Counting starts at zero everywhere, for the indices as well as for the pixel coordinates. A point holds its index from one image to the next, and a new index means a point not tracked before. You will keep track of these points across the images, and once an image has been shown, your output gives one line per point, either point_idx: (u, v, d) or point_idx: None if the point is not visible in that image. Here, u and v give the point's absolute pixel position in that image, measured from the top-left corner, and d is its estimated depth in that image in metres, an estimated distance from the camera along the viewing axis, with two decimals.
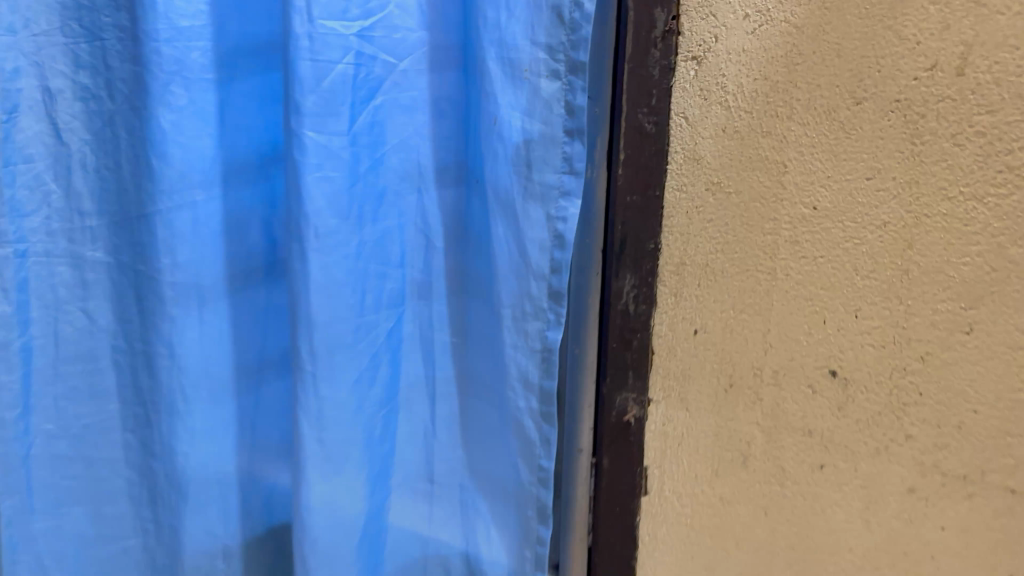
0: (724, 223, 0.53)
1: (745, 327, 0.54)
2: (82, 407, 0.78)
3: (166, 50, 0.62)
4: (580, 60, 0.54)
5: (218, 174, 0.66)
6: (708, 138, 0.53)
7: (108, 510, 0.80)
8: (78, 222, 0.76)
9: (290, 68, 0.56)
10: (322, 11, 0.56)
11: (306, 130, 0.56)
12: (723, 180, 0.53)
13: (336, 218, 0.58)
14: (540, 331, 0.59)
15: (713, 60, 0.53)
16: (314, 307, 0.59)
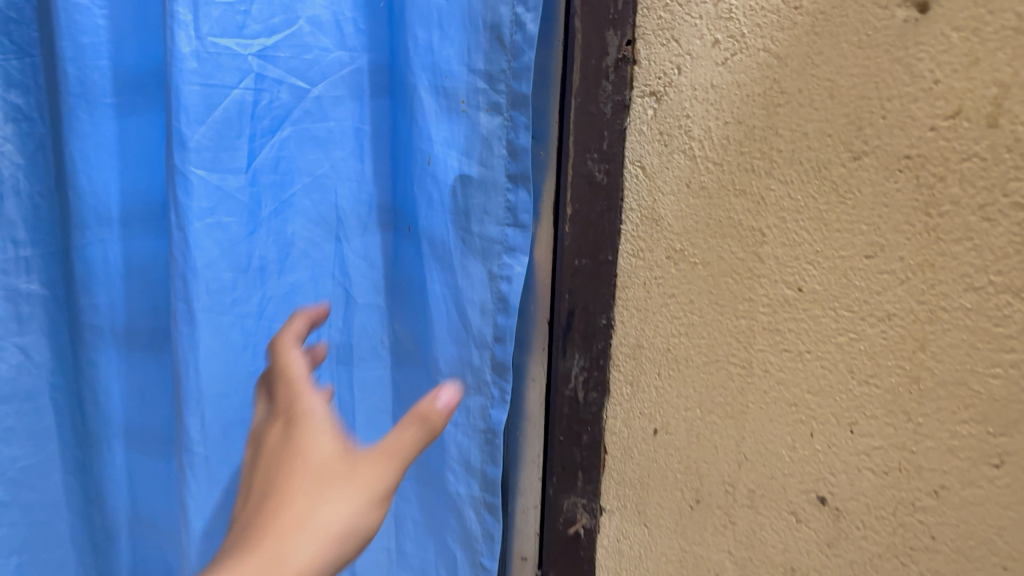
0: (689, 300, 0.42)
1: (716, 433, 0.42)
2: (16, 450, 0.62)
3: (70, 70, 0.53)
4: (522, 93, 0.44)
5: (118, 216, 0.57)
6: (669, 193, 0.42)
7: (46, 557, 0.65)
8: (9, 252, 0.60)
9: (173, 94, 0.46)
10: (212, 27, 0.46)
11: (193, 167, 0.47)
12: (686, 248, 0.42)
13: (231, 271, 0.49)
14: (482, 408, 0.49)
15: (676, 97, 0.41)
16: (203, 379, 0.49)
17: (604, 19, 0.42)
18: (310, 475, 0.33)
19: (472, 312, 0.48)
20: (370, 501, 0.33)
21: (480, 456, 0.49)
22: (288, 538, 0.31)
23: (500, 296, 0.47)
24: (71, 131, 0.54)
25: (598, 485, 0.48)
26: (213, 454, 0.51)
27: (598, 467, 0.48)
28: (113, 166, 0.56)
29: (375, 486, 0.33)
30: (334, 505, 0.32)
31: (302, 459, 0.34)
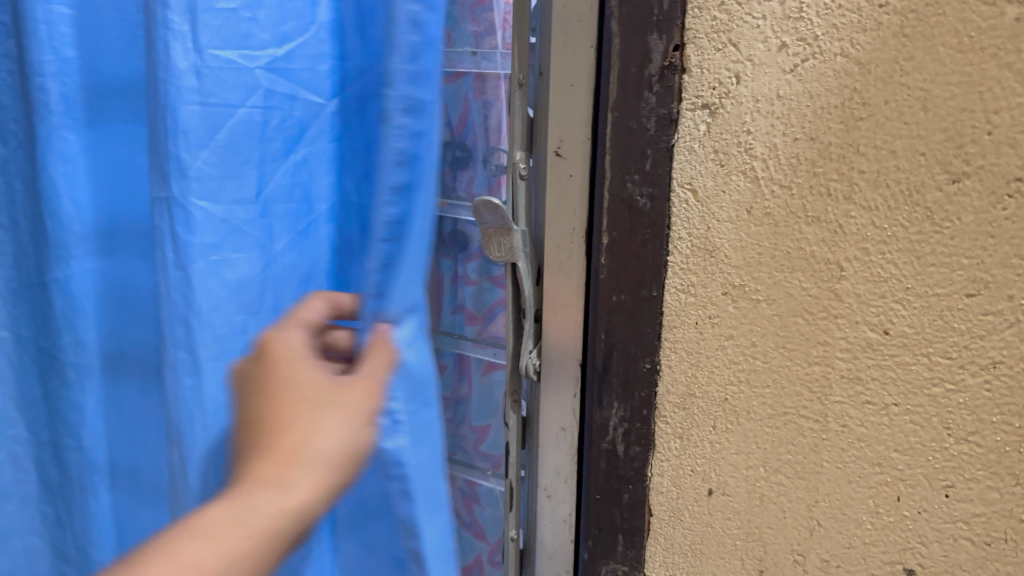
0: (752, 343, 0.36)
1: (782, 496, 0.37)
2: None
3: (52, 87, 0.44)
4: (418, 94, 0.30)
5: (97, 237, 0.48)
6: (726, 219, 0.36)
7: None
8: None
9: (167, 117, 0.38)
10: (213, 37, 0.37)
11: (195, 199, 0.38)
12: (747, 283, 0.36)
13: (241, 317, 0.41)
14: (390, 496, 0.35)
15: (734, 109, 0.35)
16: (215, 444, 0.41)
17: (645, 21, 0.36)
18: (300, 402, 0.30)
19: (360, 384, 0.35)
20: (364, 422, 0.31)
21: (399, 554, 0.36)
22: (290, 463, 0.29)
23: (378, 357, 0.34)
24: (50, 152, 0.45)
25: (641, 551, 0.41)
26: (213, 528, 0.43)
27: (641, 530, 0.41)
28: (85, 185, 0.47)
29: (367, 412, 0.31)
30: (329, 432, 0.30)
31: (287, 386, 0.31)
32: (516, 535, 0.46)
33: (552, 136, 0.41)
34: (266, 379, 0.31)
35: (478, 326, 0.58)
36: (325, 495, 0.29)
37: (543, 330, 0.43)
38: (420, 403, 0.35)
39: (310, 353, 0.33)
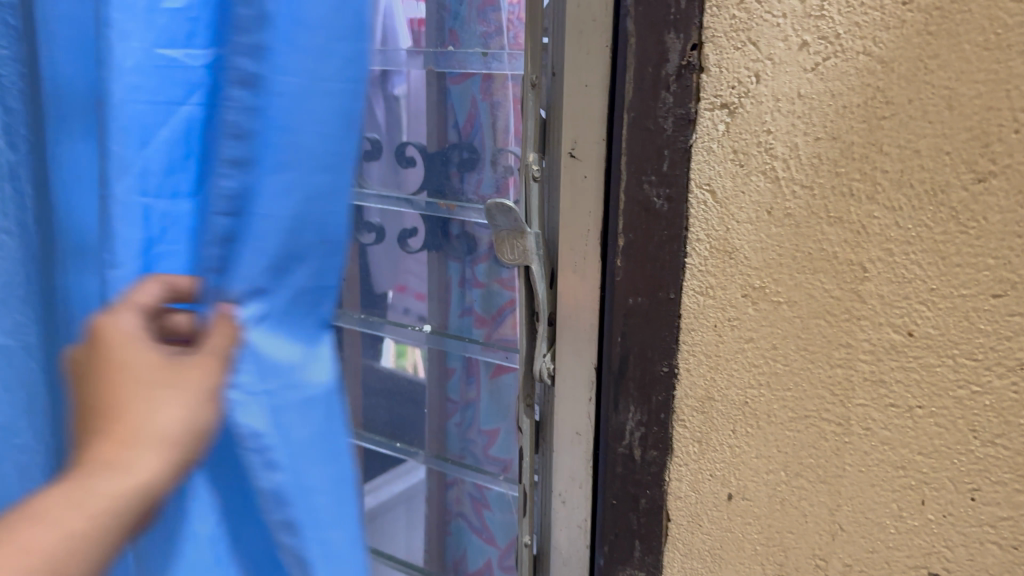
0: (771, 346, 0.36)
1: (804, 501, 0.36)
2: None
3: None
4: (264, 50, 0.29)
5: None
6: (745, 221, 0.35)
7: None
8: None
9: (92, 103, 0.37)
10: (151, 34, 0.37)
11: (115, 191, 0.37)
12: (767, 284, 0.35)
13: None
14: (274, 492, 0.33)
15: (754, 109, 0.34)
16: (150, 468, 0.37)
17: (662, 20, 0.36)
18: (136, 383, 0.29)
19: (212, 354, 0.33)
20: (203, 402, 0.30)
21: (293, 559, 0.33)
22: (128, 445, 0.28)
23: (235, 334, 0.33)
24: None
25: (659, 557, 0.41)
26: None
27: (659, 535, 0.41)
28: None
29: (207, 391, 0.30)
30: (169, 410, 0.29)
31: (119, 371, 0.29)
32: (530, 541, 0.47)
33: (567, 138, 0.40)
34: (94, 366, 0.29)
35: (485, 328, 0.60)
36: (167, 477, 0.28)
37: (557, 334, 0.43)
38: (273, 379, 0.32)
39: (147, 337, 0.30)
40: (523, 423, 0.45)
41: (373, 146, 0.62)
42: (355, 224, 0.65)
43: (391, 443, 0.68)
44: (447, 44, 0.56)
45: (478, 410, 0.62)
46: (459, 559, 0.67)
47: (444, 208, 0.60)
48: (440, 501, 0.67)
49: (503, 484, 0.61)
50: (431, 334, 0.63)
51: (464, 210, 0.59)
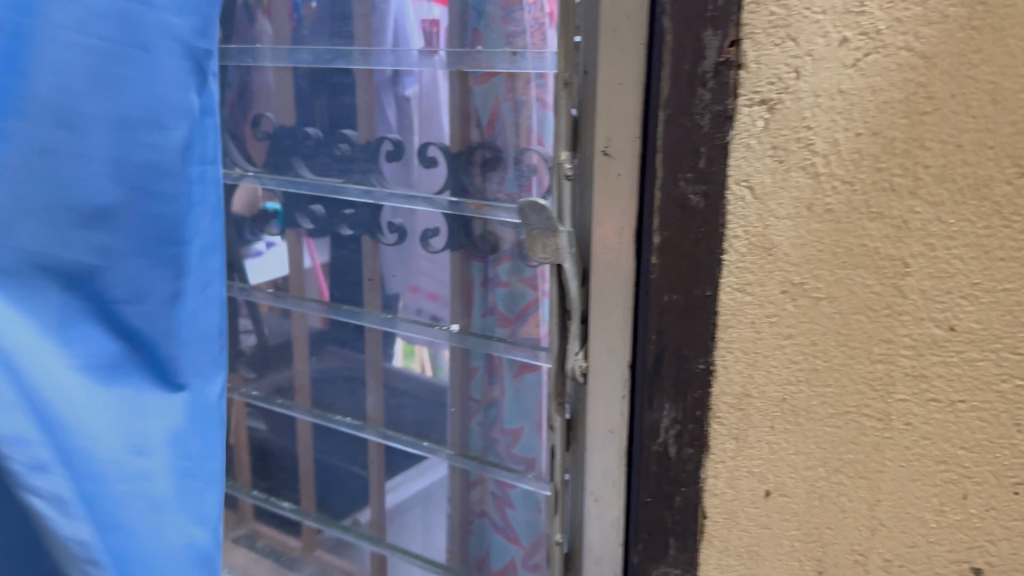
0: (811, 342, 0.36)
1: (843, 496, 0.36)
2: None
3: None
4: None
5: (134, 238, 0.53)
6: (784, 217, 0.35)
7: None
8: None
9: None
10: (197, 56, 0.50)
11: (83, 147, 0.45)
12: (806, 280, 0.35)
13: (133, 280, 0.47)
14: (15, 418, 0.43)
15: (793, 105, 0.34)
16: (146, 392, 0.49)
17: (699, 17, 0.36)
18: None
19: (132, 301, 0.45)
20: None
21: None
22: None
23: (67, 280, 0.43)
24: None
25: (695, 554, 0.41)
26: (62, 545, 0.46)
27: (694, 533, 0.40)
28: None
29: None
30: None
31: None
32: (561, 540, 0.47)
33: (600, 136, 0.40)
34: None
35: (509, 327, 0.60)
36: None
37: (589, 333, 0.43)
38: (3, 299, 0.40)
39: None
40: (555, 422, 0.45)
41: (395, 147, 0.62)
42: (376, 224, 0.65)
43: (418, 442, 0.67)
44: (469, 44, 0.56)
45: (500, 409, 0.62)
46: (482, 558, 0.67)
47: (470, 208, 0.59)
48: (464, 498, 0.66)
49: (529, 482, 0.60)
50: (454, 333, 0.63)
51: (492, 210, 0.57)
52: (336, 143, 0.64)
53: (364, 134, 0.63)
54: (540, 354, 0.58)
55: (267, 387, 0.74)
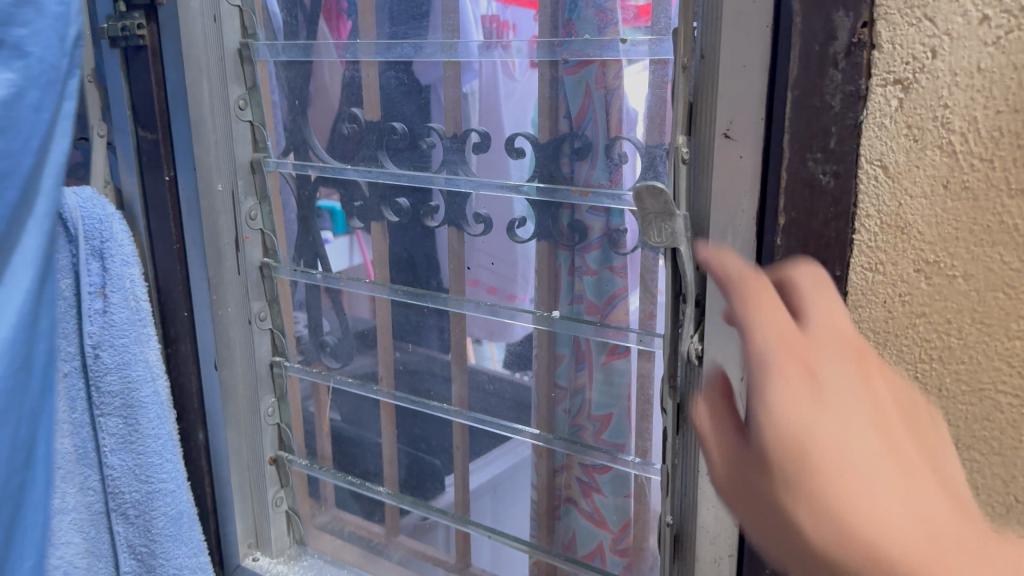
0: (944, 320, 0.37)
1: (977, 474, 0.38)
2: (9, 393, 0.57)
3: None
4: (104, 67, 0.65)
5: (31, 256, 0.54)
6: (918, 197, 0.36)
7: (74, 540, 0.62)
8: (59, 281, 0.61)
9: None
10: None
11: None
12: (940, 259, 0.36)
13: None
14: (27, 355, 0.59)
15: (930, 84, 0.34)
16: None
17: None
18: None
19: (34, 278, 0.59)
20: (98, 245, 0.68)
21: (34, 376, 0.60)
22: None
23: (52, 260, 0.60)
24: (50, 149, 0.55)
25: None
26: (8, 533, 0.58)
27: None
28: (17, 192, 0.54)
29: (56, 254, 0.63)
30: None
31: None
32: (672, 520, 0.47)
33: (721, 118, 0.40)
34: None
35: (599, 314, 0.62)
36: None
37: (704, 317, 0.44)
38: None
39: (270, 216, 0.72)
40: (666, 403, 0.46)
41: (482, 138, 0.62)
42: (461, 215, 0.65)
43: (509, 424, 0.67)
44: (562, 36, 0.56)
45: (589, 396, 0.64)
46: (569, 542, 0.69)
47: (576, 194, 0.58)
48: (548, 486, 0.68)
49: (626, 464, 0.59)
50: (542, 315, 0.62)
51: (598, 196, 0.57)
52: (423, 137, 0.65)
53: (451, 127, 0.63)
54: (630, 335, 0.57)
55: (350, 373, 0.75)
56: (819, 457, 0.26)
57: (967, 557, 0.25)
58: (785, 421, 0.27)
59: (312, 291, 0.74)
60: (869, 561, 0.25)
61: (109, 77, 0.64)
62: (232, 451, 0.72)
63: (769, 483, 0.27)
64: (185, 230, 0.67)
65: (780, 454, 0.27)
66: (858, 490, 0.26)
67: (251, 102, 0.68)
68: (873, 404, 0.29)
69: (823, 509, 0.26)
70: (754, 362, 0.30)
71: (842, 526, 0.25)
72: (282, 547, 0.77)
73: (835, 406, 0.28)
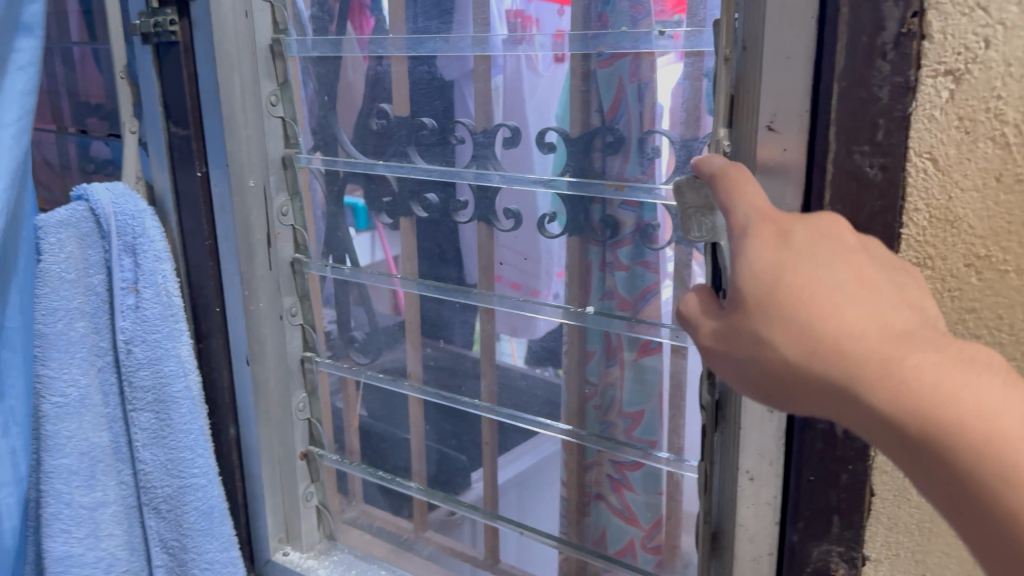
0: (995, 315, 0.37)
1: None
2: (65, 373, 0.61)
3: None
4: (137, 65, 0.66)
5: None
6: (969, 190, 0.36)
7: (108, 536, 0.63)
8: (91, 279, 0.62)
9: None
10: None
11: None
12: (992, 253, 0.36)
13: None
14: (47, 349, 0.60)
15: (982, 74, 0.34)
16: None
17: None
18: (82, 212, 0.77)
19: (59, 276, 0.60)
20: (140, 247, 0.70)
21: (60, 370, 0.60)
22: None
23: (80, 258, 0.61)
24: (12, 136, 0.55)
25: (860, 531, 0.41)
26: (43, 527, 0.60)
27: (861, 510, 0.41)
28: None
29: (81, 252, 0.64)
30: None
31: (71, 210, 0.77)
32: (709, 518, 0.48)
33: (764, 111, 0.39)
34: None
35: (629, 309, 0.61)
36: None
37: None
38: None
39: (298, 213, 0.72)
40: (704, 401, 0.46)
41: (512, 134, 0.62)
42: (490, 211, 0.65)
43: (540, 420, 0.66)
44: (596, 28, 0.56)
45: (620, 392, 0.63)
46: (599, 539, 0.69)
47: (611, 188, 0.57)
48: (579, 483, 0.67)
49: (660, 461, 0.58)
50: (572, 311, 0.61)
51: (633, 191, 0.56)
52: (452, 132, 0.64)
53: (481, 122, 0.63)
54: (663, 330, 0.57)
55: (380, 368, 0.75)
56: (793, 290, 0.29)
57: (928, 350, 0.28)
58: (760, 267, 0.30)
59: (342, 287, 0.74)
60: (842, 367, 0.28)
61: (143, 77, 0.65)
62: (263, 446, 0.72)
63: (748, 318, 0.30)
64: (218, 225, 0.67)
65: (757, 291, 0.30)
66: (829, 310, 0.28)
67: (283, 97, 0.68)
68: (842, 238, 0.31)
69: (799, 328, 0.29)
70: (737, 230, 0.32)
71: (816, 339, 0.28)
72: (313, 541, 0.77)
73: (807, 248, 0.30)
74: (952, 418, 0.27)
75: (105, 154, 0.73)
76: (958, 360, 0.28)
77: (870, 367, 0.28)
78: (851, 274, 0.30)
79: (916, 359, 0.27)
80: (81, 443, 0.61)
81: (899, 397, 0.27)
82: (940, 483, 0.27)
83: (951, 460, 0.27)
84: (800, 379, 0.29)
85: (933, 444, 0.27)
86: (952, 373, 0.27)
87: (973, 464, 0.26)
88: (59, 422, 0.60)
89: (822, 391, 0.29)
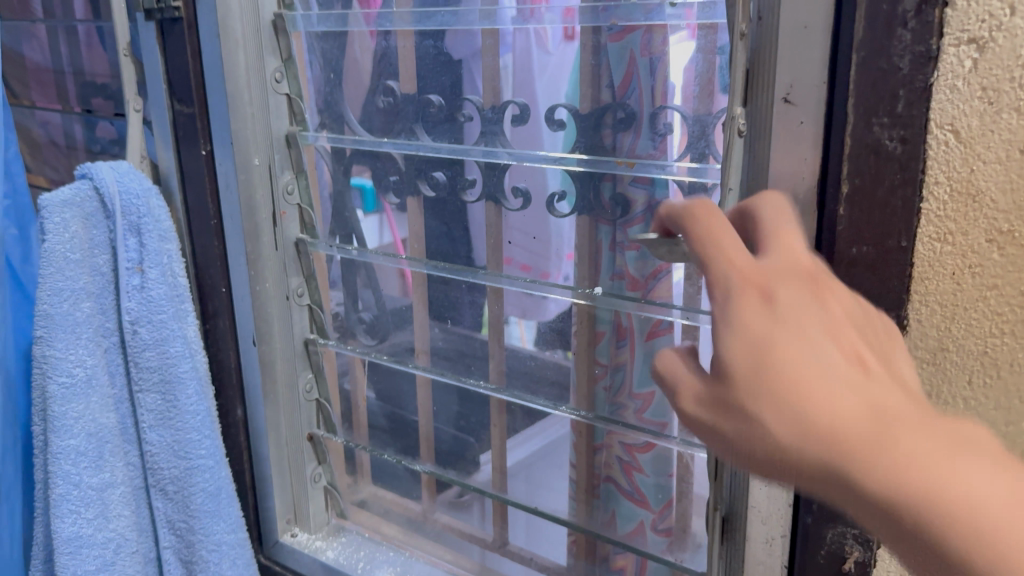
0: (1018, 291, 0.36)
1: None
2: (70, 355, 0.60)
3: None
4: (138, 41, 0.64)
5: None
6: (993, 162, 0.35)
7: (116, 518, 0.62)
8: (94, 259, 0.62)
9: None
10: None
11: None
12: (1016, 227, 0.35)
13: None
14: (50, 331, 0.60)
15: (1008, 43, 0.33)
16: None
17: None
18: None
19: (62, 257, 0.59)
20: None
21: (68, 352, 0.60)
22: None
23: (85, 239, 0.61)
24: None
25: None
26: (51, 508, 0.60)
27: None
28: None
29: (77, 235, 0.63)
30: None
31: None
32: (721, 503, 0.47)
33: (780, 82, 0.38)
34: None
35: (640, 290, 0.60)
36: None
37: None
38: None
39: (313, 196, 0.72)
40: None
41: (521, 111, 0.60)
42: (499, 189, 0.64)
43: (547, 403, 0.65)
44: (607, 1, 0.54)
45: (630, 373, 0.62)
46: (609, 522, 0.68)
47: (621, 165, 0.57)
48: (588, 464, 0.67)
49: (670, 442, 0.58)
50: (581, 292, 0.60)
51: (644, 166, 0.55)
52: (460, 110, 0.63)
53: (490, 98, 0.62)
54: (674, 311, 0.56)
55: (388, 350, 0.74)
56: (780, 365, 0.29)
57: (918, 430, 0.27)
58: (746, 337, 0.30)
59: (349, 267, 0.73)
60: (832, 446, 0.27)
61: (145, 53, 0.64)
62: (270, 428, 0.71)
63: (735, 395, 0.29)
64: (222, 205, 0.66)
65: (744, 366, 0.29)
66: (818, 389, 0.28)
67: (287, 74, 0.67)
68: (829, 308, 0.31)
69: (787, 405, 0.28)
70: (720, 288, 0.32)
71: (803, 421, 0.28)
72: (319, 522, 0.77)
73: (795, 320, 0.30)
74: (950, 505, 0.26)
75: (110, 134, 0.72)
76: (949, 442, 0.27)
77: (858, 451, 0.27)
78: (840, 353, 0.29)
79: (907, 441, 0.27)
80: (87, 424, 0.61)
81: (889, 480, 0.26)
82: (931, 562, 0.26)
83: (941, 543, 0.26)
84: (789, 459, 0.28)
85: (923, 525, 0.26)
86: (943, 459, 0.26)
87: (963, 548, 0.25)
88: (66, 404, 0.60)
89: (812, 470, 0.28)
